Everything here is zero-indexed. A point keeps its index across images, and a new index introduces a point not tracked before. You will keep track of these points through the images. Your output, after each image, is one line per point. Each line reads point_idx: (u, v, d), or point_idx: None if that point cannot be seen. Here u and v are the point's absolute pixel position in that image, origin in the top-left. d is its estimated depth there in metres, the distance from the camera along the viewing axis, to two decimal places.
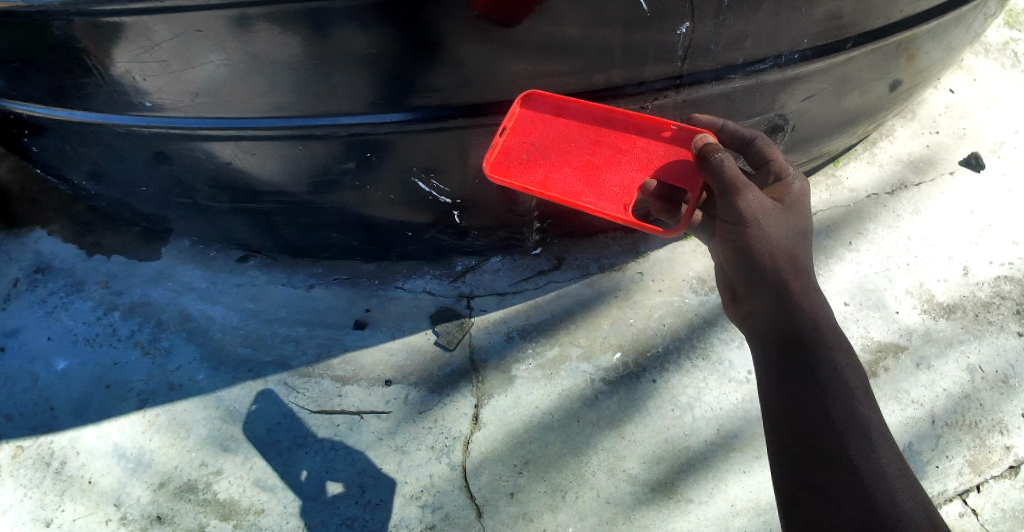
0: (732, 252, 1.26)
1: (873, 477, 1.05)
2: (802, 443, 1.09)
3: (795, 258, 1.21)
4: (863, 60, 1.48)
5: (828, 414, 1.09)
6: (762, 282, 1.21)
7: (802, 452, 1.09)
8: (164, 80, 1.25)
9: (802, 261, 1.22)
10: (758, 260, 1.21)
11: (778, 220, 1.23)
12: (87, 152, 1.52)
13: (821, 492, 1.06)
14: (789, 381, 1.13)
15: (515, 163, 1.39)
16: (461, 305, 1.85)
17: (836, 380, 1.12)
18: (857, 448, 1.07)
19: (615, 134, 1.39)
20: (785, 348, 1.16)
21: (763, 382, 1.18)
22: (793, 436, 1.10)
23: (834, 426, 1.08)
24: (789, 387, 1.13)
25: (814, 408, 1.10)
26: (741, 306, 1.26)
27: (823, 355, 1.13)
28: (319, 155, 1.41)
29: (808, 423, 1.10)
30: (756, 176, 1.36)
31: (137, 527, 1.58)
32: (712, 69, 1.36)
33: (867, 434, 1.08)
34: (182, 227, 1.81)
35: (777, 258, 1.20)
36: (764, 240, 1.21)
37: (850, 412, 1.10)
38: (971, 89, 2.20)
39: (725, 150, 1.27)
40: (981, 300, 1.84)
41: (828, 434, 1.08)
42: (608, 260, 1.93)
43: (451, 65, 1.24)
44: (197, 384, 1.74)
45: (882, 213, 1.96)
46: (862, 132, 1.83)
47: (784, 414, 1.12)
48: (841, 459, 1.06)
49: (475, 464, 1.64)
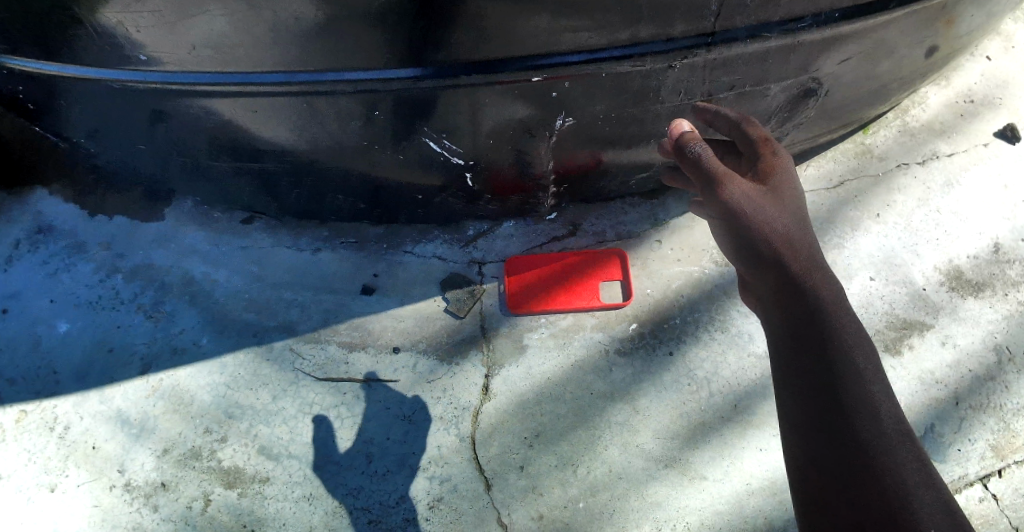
0: (730, 236, 1.14)
1: (883, 461, 0.93)
2: (810, 427, 0.98)
3: (791, 237, 1.10)
4: (903, 21, 1.39)
5: (838, 395, 0.97)
6: (765, 264, 1.09)
7: (811, 436, 0.97)
8: (159, 32, 1.18)
9: (804, 243, 1.10)
10: (754, 244, 1.10)
11: (770, 205, 1.13)
12: (85, 109, 1.46)
13: (832, 478, 0.94)
14: (798, 363, 1.01)
15: (523, 294, 1.75)
16: (472, 272, 1.79)
17: (844, 360, 0.99)
18: (865, 428, 0.95)
19: (587, 254, 1.80)
20: (792, 329, 1.03)
21: (771, 365, 1.06)
22: (805, 420, 0.99)
23: (842, 407, 0.97)
24: (798, 370, 1.01)
25: (823, 391, 0.98)
26: (752, 291, 1.13)
27: (830, 334, 1.01)
28: (326, 112, 1.35)
29: (816, 405, 0.98)
30: (743, 161, 1.25)
31: (140, 494, 1.57)
32: (747, 26, 1.26)
33: (877, 415, 0.96)
34: (186, 188, 1.75)
35: (775, 240, 1.09)
36: (766, 222, 1.10)
37: (857, 392, 0.97)
38: (1009, 56, 2.09)
39: (703, 141, 1.18)
40: (1011, 278, 1.77)
41: (838, 416, 0.96)
42: (626, 227, 1.85)
43: (466, 19, 1.15)
44: (201, 349, 1.71)
45: (912, 185, 1.89)
46: (895, 98, 1.75)
47: (794, 397, 1.01)
48: (850, 440, 0.95)
49: (485, 435, 1.62)
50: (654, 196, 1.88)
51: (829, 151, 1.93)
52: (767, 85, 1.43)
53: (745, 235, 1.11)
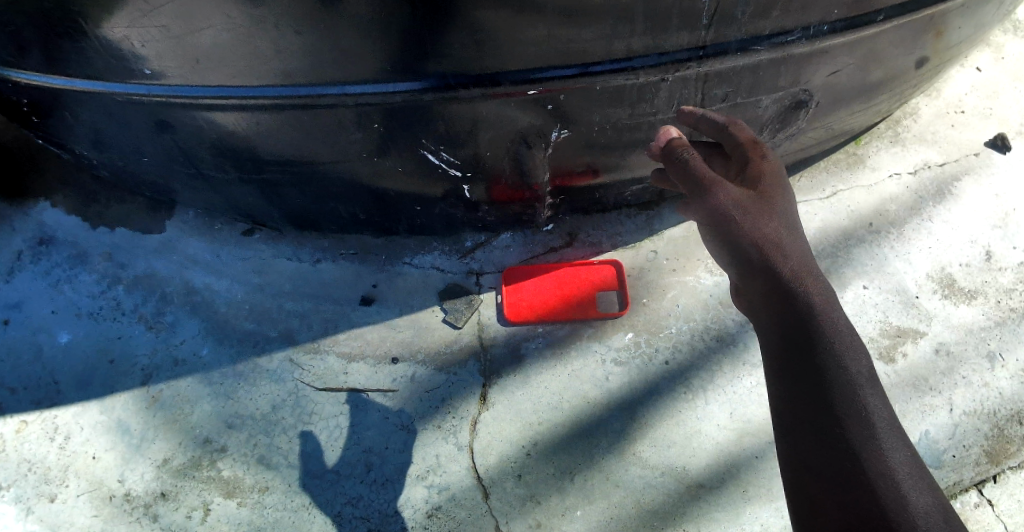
0: (720, 242, 1.15)
1: (873, 462, 0.95)
2: (802, 432, 0.99)
3: (781, 239, 1.10)
4: (892, 33, 1.41)
5: (828, 397, 0.99)
6: (754, 269, 1.10)
7: (801, 437, 0.99)
8: (164, 45, 1.20)
9: (794, 244, 1.11)
10: (744, 249, 1.11)
11: (761, 208, 1.13)
12: (88, 120, 1.48)
13: (823, 480, 0.96)
14: (790, 368, 1.03)
15: (520, 304, 1.77)
16: (470, 282, 1.81)
17: (835, 361, 1.01)
18: (855, 430, 0.97)
19: (582, 262, 1.82)
20: (783, 334, 1.05)
21: (764, 367, 1.07)
22: (796, 422, 1.00)
23: (833, 410, 0.98)
24: (791, 373, 1.02)
25: (814, 394, 1.00)
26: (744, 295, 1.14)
27: (821, 337, 1.02)
28: (326, 124, 1.36)
29: (808, 409, 0.99)
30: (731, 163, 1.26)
31: (140, 504, 1.58)
32: (738, 39, 1.28)
33: (867, 417, 0.98)
34: (188, 199, 1.77)
35: (764, 243, 1.10)
36: (754, 226, 1.11)
37: (847, 395, 0.99)
38: (999, 67, 2.11)
39: (692, 146, 1.20)
40: (1004, 286, 1.79)
41: (828, 419, 0.98)
42: (622, 237, 1.87)
43: (465, 30, 1.16)
44: (202, 358, 1.72)
45: (905, 194, 1.91)
46: (887, 109, 1.78)
47: (786, 400, 1.02)
48: (840, 442, 0.96)
49: (483, 444, 1.63)
50: (650, 206, 1.90)
51: (823, 161, 1.96)
52: (759, 97, 1.45)
53: (734, 241, 1.12)
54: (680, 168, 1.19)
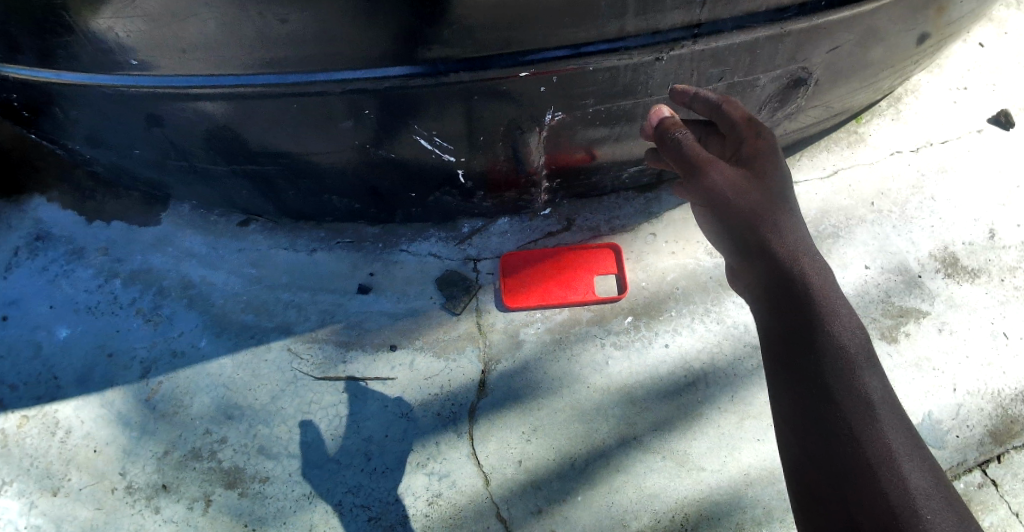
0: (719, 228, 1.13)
1: (875, 450, 0.93)
2: (804, 421, 0.98)
3: (777, 222, 1.09)
4: (892, 9, 1.39)
5: (828, 383, 0.98)
6: (753, 256, 1.08)
7: (802, 427, 0.98)
8: (150, 36, 1.18)
9: (791, 226, 1.09)
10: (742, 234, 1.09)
11: (758, 191, 1.11)
12: (77, 115, 1.46)
13: (825, 471, 0.94)
14: (790, 357, 1.01)
15: (518, 290, 1.76)
16: (468, 269, 1.80)
17: (835, 345, 0.99)
18: (856, 416, 0.95)
19: (581, 247, 1.80)
20: (783, 321, 1.03)
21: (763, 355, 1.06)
22: (798, 413, 0.99)
23: (833, 398, 0.97)
24: (792, 360, 1.01)
25: (815, 382, 0.98)
26: (742, 282, 1.13)
27: (820, 322, 1.01)
28: (316, 112, 1.34)
29: (809, 397, 0.98)
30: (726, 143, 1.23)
31: (143, 497, 1.58)
32: (733, 17, 1.26)
33: (868, 401, 0.97)
34: (182, 191, 1.76)
35: (762, 228, 1.08)
36: (751, 210, 1.10)
37: (847, 380, 0.98)
38: (1002, 42, 2.08)
39: (685, 127, 1.18)
40: (1008, 264, 1.77)
41: (828, 406, 0.97)
42: (620, 221, 1.85)
43: (454, 13, 1.15)
44: (200, 351, 1.72)
45: (907, 173, 1.88)
46: (887, 87, 1.76)
47: (787, 390, 1.01)
48: (841, 429, 0.95)
49: (483, 431, 1.62)
50: (648, 189, 1.88)
51: (823, 141, 1.93)
52: (756, 76, 1.43)
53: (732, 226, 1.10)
54: (674, 152, 1.17)
